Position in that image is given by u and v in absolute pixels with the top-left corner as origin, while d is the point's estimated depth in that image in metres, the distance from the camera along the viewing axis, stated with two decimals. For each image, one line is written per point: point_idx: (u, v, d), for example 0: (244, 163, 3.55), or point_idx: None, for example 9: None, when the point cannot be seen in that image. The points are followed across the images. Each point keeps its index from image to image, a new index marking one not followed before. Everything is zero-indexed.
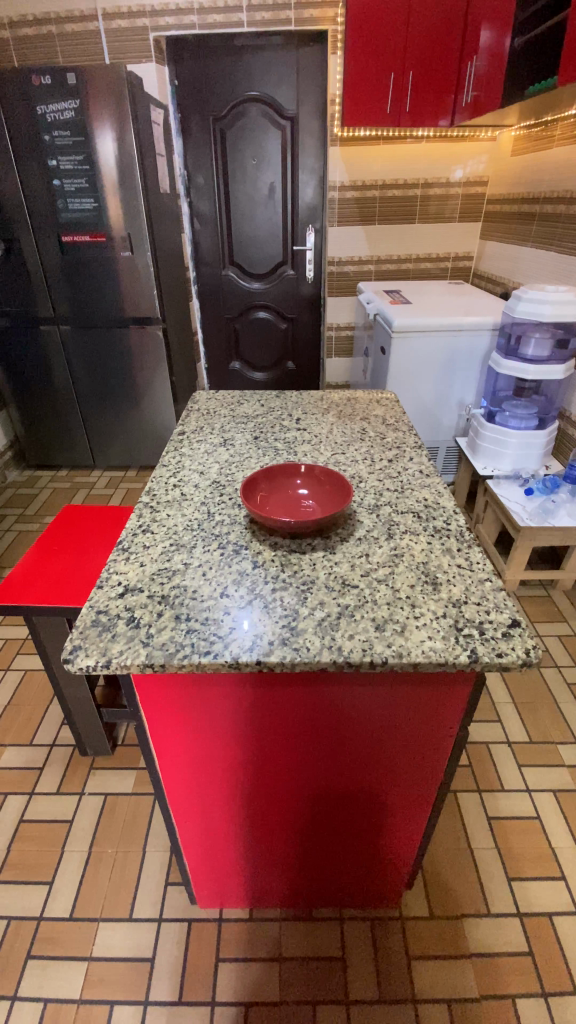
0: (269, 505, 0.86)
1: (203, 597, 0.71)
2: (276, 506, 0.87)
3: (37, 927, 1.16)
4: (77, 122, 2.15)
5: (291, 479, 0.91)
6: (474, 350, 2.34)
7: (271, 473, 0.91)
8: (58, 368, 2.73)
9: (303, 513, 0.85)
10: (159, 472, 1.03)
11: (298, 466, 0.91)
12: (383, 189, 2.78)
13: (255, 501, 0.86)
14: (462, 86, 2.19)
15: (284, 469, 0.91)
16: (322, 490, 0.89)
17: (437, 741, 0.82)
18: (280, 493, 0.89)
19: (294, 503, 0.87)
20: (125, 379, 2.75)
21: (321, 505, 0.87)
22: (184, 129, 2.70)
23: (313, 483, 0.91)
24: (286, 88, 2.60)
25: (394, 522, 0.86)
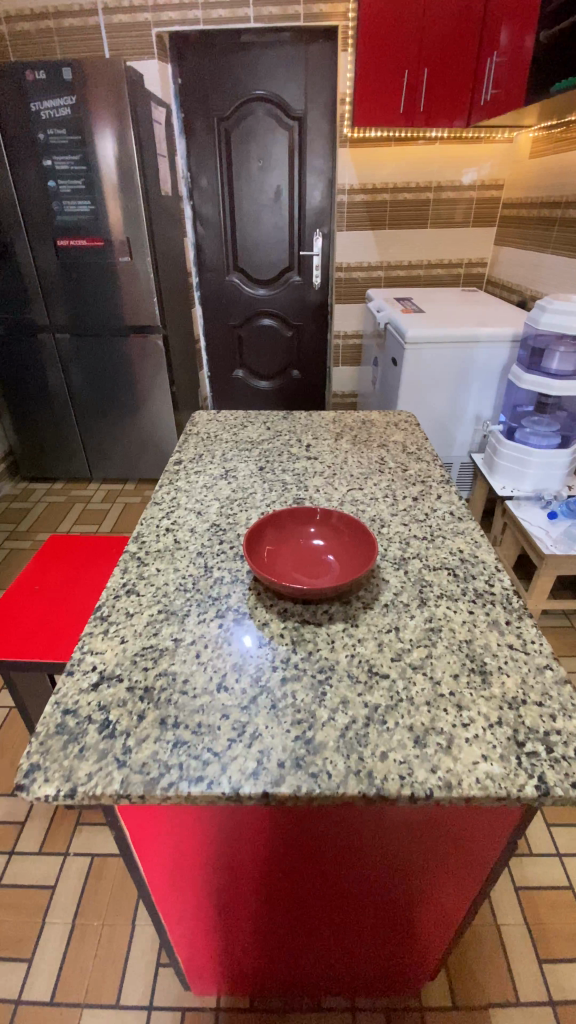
0: (277, 559, 0.72)
1: (195, 692, 0.57)
2: (285, 560, 0.73)
3: (13, 1015, 1.01)
4: (73, 120, 2.03)
5: (304, 525, 0.78)
6: (492, 363, 2.20)
7: (279, 518, 0.77)
8: (54, 377, 2.60)
9: (316, 572, 0.71)
10: (151, 511, 0.89)
11: (312, 512, 0.77)
12: (394, 192, 2.64)
13: (259, 553, 0.72)
14: (479, 85, 2.06)
15: (296, 513, 0.77)
16: (343, 542, 0.75)
17: (481, 852, 0.68)
18: (291, 543, 0.75)
19: (307, 556, 0.74)
20: (124, 388, 2.62)
21: (340, 563, 0.73)
22: (188, 130, 2.58)
23: (331, 531, 0.77)
24: (294, 88, 2.48)
25: (428, 583, 0.72)
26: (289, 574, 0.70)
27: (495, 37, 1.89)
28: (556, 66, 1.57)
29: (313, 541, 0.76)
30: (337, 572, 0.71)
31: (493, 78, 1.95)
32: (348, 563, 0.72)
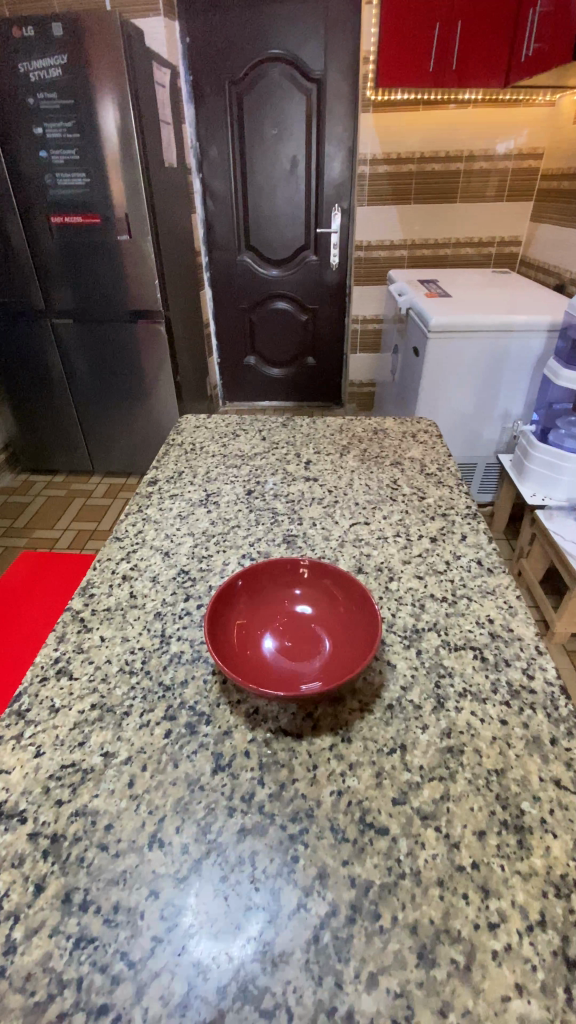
0: (251, 637, 0.55)
1: (118, 850, 0.42)
2: (263, 638, 0.55)
3: None
4: (65, 82, 1.78)
5: (286, 582, 0.60)
6: (525, 355, 1.97)
7: (253, 576, 0.59)
8: (55, 365, 2.36)
9: (305, 655, 0.54)
10: (108, 550, 0.73)
11: (299, 568, 0.60)
12: (421, 162, 2.36)
13: (229, 630, 0.55)
14: (520, 39, 1.79)
15: (275, 567, 0.60)
16: (338, 608, 0.58)
17: None
18: (269, 610, 0.58)
19: (291, 627, 0.57)
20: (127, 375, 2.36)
21: (336, 640, 0.55)
22: (197, 95, 2.35)
23: (323, 592, 0.59)
24: (312, 46, 2.23)
25: (446, 672, 0.55)
26: (269, 660, 0.54)
27: None
28: None
29: (298, 607, 0.59)
30: (331, 654, 0.54)
31: (537, 29, 1.68)
32: (348, 643, 0.54)
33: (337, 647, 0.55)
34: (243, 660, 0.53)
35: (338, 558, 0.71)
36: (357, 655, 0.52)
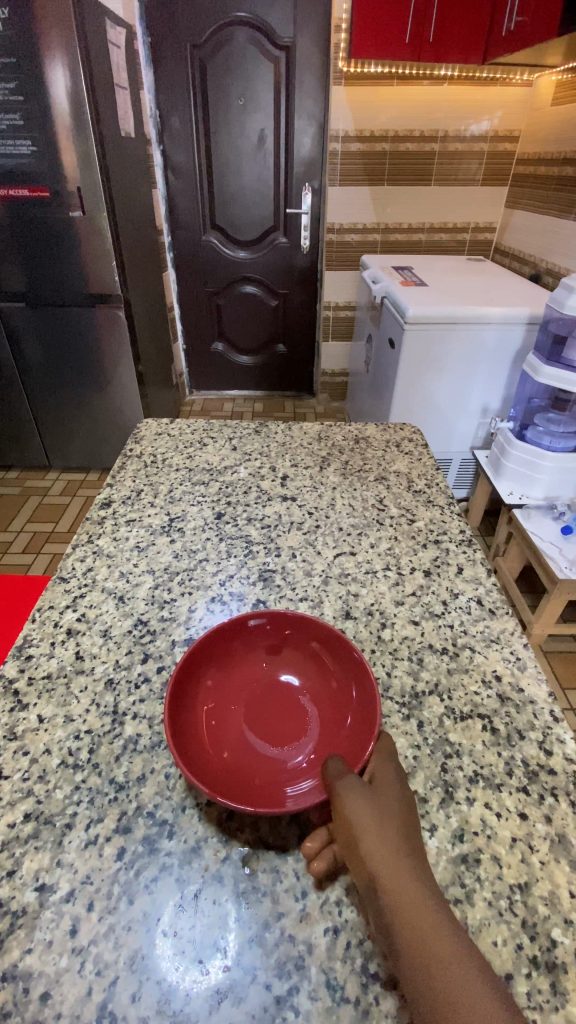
0: (226, 719, 0.48)
1: None
2: (240, 720, 0.48)
3: None
4: (5, 37, 1.57)
5: (266, 646, 0.53)
6: (502, 348, 1.90)
7: (224, 639, 0.51)
8: (4, 353, 2.15)
9: (290, 740, 0.47)
10: (51, 596, 0.62)
11: (281, 631, 0.53)
12: (395, 141, 2.24)
13: (198, 711, 0.47)
14: (499, 13, 1.68)
15: (251, 628, 0.52)
16: (329, 677, 0.50)
17: None
18: (247, 682, 0.51)
19: (273, 704, 0.50)
20: (84, 361, 2.17)
21: (327, 718, 0.48)
22: (156, 60, 2.16)
23: (311, 657, 0.52)
24: (280, 9, 2.06)
25: (453, 751, 0.47)
26: (249, 748, 0.46)
27: None
28: None
29: (282, 676, 0.52)
30: (321, 737, 0.47)
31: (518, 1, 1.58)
32: (343, 722, 0.47)
33: (329, 726, 0.47)
34: (215, 750, 0.45)
35: (323, 600, 0.62)
36: (352, 739, 0.44)
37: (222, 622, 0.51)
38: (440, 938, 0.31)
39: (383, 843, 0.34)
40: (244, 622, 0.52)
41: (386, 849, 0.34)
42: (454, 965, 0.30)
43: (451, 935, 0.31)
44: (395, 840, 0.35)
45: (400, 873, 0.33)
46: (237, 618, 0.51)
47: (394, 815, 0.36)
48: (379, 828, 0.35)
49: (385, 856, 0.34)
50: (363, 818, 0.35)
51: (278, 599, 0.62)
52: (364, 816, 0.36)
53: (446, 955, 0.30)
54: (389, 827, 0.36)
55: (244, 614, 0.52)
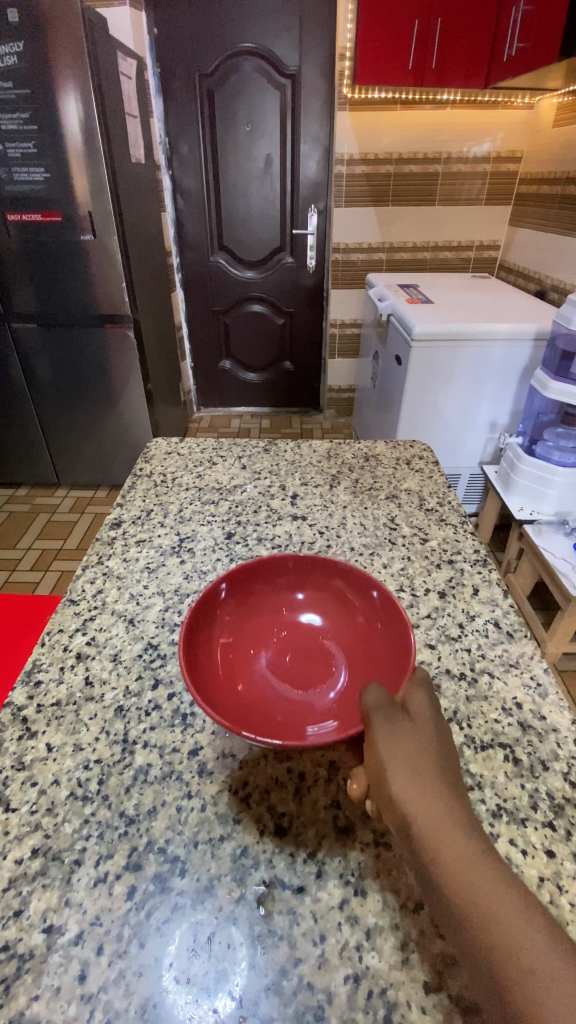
0: (249, 662, 0.53)
1: None
2: (272, 656, 0.54)
3: None
4: (21, 71, 1.62)
5: (281, 592, 0.59)
6: (510, 364, 1.90)
7: (239, 586, 0.56)
8: (16, 372, 2.18)
9: (321, 671, 0.53)
10: (60, 618, 0.61)
11: (304, 576, 0.59)
12: (399, 164, 2.28)
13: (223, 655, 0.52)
14: (501, 40, 1.72)
15: (265, 576, 0.58)
16: (349, 616, 0.56)
17: None
18: (275, 628, 0.57)
19: (294, 648, 0.55)
20: (93, 379, 2.19)
21: (351, 654, 0.54)
22: (165, 89, 2.22)
23: (327, 598, 0.58)
24: (286, 39, 2.12)
25: (475, 784, 0.45)
26: (282, 680, 0.52)
27: None
28: None
29: (305, 621, 0.58)
30: (346, 667, 0.52)
31: (520, 26, 1.60)
32: (368, 655, 0.53)
33: (353, 659, 0.53)
34: (243, 693, 0.50)
35: None
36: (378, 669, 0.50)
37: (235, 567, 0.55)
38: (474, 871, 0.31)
39: (413, 779, 0.36)
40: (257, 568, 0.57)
41: (416, 786, 0.35)
42: (487, 894, 0.31)
43: (484, 867, 0.32)
44: (428, 777, 0.36)
45: (435, 806, 0.34)
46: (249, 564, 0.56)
47: (427, 753, 0.37)
48: (409, 766, 0.36)
49: (419, 794, 0.35)
50: (395, 757, 0.36)
51: None
52: (394, 755, 0.37)
53: (478, 885, 0.31)
54: (422, 764, 0.37)
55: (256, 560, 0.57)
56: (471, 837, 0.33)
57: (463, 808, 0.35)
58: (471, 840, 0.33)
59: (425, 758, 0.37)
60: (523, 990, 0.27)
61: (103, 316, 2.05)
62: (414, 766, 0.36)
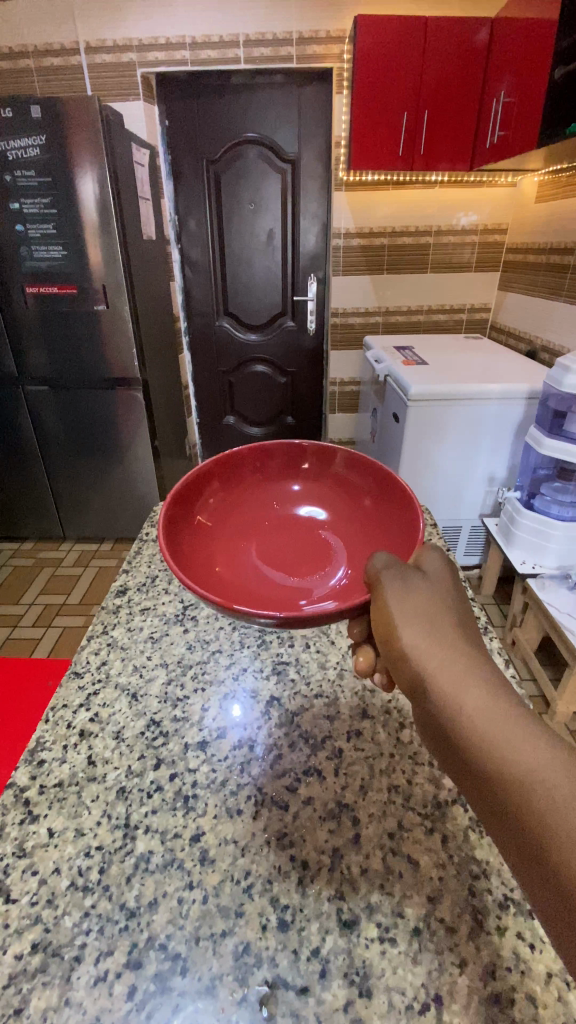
0: (253, 547, 0.66)
1: None
2: (279, 543, 0.67)
3: None
4: (43, 161, 1.78)
5: (273, 490, 0.73)
6: (505, 420, 1.96)
7: (227, 479, 0.71)
8: (27, 430, 2.26)
9: (323, 554, 0.66)
10: (64, 693, 0.61)
11: (302, 482, 0.74)
12: (392, 236, 2.44)
13: (226, 541, 0.66)
14: (483, 131, 1.89)
15: (251, 470, 0.73)
16: (346, 512, 0.70)
17: None
18: (281, 524, 0.70)
19: (297, 535, 0.69)
20: (102, 436, 2.27)
21: (342, 525, 0.69)
22: (176, 173, 2.41)
23: (318, 486, 0.73)
24: (287, 129, 2.31)
25: (481, 872, 0.44)
26: (290, 559, 0.65)
27: (499, 82, 1.76)
28: (570, 104, 1.33)
29: (308, 518, 0.71)
30: (343, 549, 0.66)
31: (500, 118, 1.76)
32: (361, 522, 0.68)
33: (343, 531, 0.69)
34: (255, 571, 0.63)
35: (339, 697, 0.60)
36: (375, 529, 0.65)
37: (220, 458, 0.70)
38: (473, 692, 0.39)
39: (419, 631, 0.43)
40: (242, 464, 0.72)
41: (423, 638, 0.43)
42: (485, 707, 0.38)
43: (481, 687, 0.39)
44: (432, 628, 0.44)
45: (454, 659, 0.41)
46: (234, 459, 0.71)
47: (429, 610, 0.45)
48: (416, 621, 0.44)
49: (437, 649, 0.42)
50: (403, 614, 0.44)
51: (293, 696, 0.60)
52: (403, 613, 0.44)
53: (477, 701, 0.38)
54: (427, 618, 0.44)
55: (240, 454, 0.72)
56: (469, 668, 0.41)
57: (462, 647, 0.42)
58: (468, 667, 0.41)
59: (428, 614, 0.45)
60: (510, 773, 0.35)
61: (113, 378, 2.14)
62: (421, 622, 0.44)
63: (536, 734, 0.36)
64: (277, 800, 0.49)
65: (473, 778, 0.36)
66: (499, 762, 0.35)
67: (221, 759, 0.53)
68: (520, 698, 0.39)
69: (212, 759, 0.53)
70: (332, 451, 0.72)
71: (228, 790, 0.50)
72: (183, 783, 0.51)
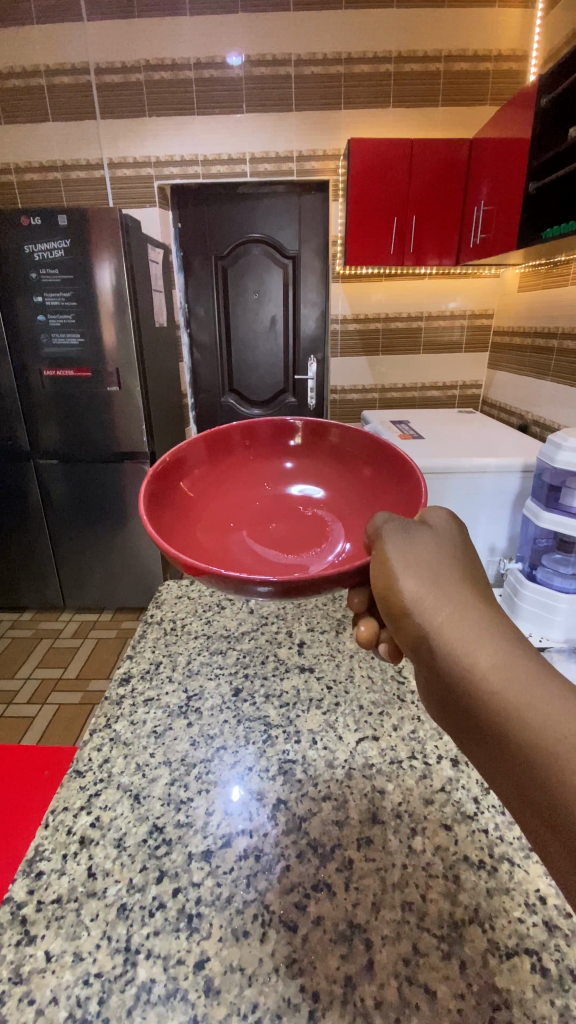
0: (251, 524, 0.68)
1: None
2: (276, 520, 0.69)
3: None
4: (67, 261, 1.95)
5: (265, 466, 0.73)
6: (502, 491, 2.01)
7: (216, 455, 0.69)
8: (35, 501, 2.32)
9: (321, 528, 0.68)
10: (65, 795, 0.60)
11: (294, 456, 0.73)
12: (386, 322, 2.63)
13: (225, 520, 0.67)
14: (466, 232, 2.09)
15: (240, 444, 0.72)
16: (341, 487, 0.70)
17: None
18: (275, 500, 0.72)
19: (293, 512, 0.70)
20: (108, 507, 2.32)
21: (336, 498, 0.70)
22: (186, 267, 2.63)
23: (311, 461, 0.73)
24: (288, 230, 2.54)
25: (502, 1004, 0.41)
26: (289, 535, 0.67)
27: (479, 192, 1.97)
28: (546, 212, 1.48)
29: (303, 495, 0.72)
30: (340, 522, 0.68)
31: (481, 222, 1.96)
32: (356, 496, 0.69)
33: (337, 506, 0.70)
34: (257, 545, 0.65)
35: (348, 799, 0.58)
36: (371, 504, 0.66)
37: (209, 434, 0.68)
38: (473, 636, 0.40)
39: (420, 582, 0.45)
40: (232, 439, 0.71)
41: (423, 588, 0.44)
42: (487, 650, 0.38)
43: (482, 632, 0.40)
44: (433, 578, 0.45)
45: (457, 605, 0.42)
46: (224, 435, 0.69)
47: (430, 563, 0.46)
48: (416, 572, 0.45)
49: (438, 593, 0.43)
50: (402, 566, 0.46)
51: (300, 797, 0.59)
52: (399, 564, 0.46)
53: (479, 644, 0.39)
54: (428, 570, 0.46)
55: (229, 430, 0.70)
56: (471, 614, 0.41)
57: (464, 596, 0.43)
58: (471, 614, 0.41)
59: (429, 567, 0.46)
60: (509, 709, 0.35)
61: (121, 452, 2.22)
62: (421, 573, 0.45)
63: (538, 673, 0.36)
64: (285, 920, 0.47)
65: (471, 711, 0.37)
66: (497, 695, 0.36)
67: (227, 872, 0.51)
68: (523, 642, 0.39)
69: (217, 872, 0.51)
70: (325, 427, 0.71)
71: (233, 908, 0.48)
72: (187, 901, 0.49)
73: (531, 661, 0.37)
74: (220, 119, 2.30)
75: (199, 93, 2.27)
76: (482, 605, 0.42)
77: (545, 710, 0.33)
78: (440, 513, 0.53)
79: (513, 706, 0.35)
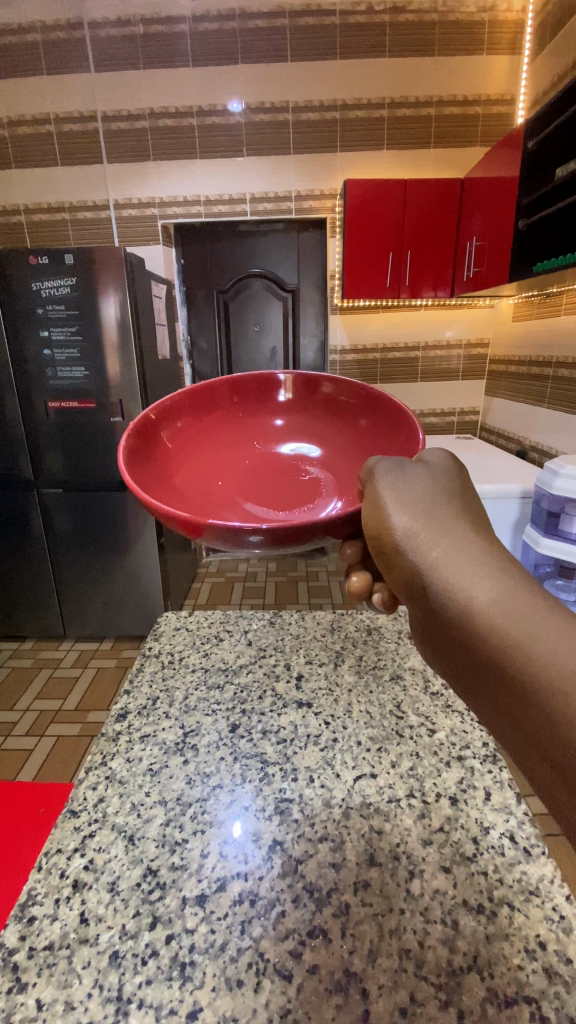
0: (244, 482, 0.70)
1: None
2: (268, 477, 0.71)
3: None
4: (73, 297, 2.01)
5: (254, 422, 0.73)
6: (502, 517, 2.01)
7: (201, 412, 0.70)
8: (38, 530, 2.33)
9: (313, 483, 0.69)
10: (60, 837, 0.59)
11: (283, 408, 0.73)
12: (384, 353, 2.69)
13: (217, 479, 0.69)
14: (460, 266, 2.16)
15: (226, 400, 0.72)
16: (332, 439, 0.71)
17: None
18: (265, 456, 0.73)
19: (285, 468, 0.72)
20: (110, 535, 2.33)
21: (327, 450, 0.71)
22: (189, 301, 2.71)
23: (300, 414, 0.73)
24: (287, 265, 2.63)
25: None
26: (281, 493, 0.69)
27: (471, 228, 2.04)
28: (536, 245, 1.53)
29: (294, 449, 0.73)
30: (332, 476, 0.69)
31: (475, 257, 2.02)
32: (347, 446, 0.69)
33: (328, 458, 0.71)
34: (250, 503, 0.67)
35: (345, 840, 0.58)
36: (363, 455, 0.67)
37: (193, 390, 0.68)
38: (471, 573, 0.39)
39: (415, 523, 0.45)
40: (218, 395, 0.71)
41: (419, 528, 0.44)
42: (485, 586, 0.38)
43: (481, 568, 0.40)
44: (427, 518, 0.45)
45: (454, 543, 0.42)
46: (209, 390, 0.70)
47: (423, 501, 0.47)
48: (410, 511, 0.46)
49: (433, 532, 0.44)
50: (395, 505, 0.46)
51: (297, 839, 0.58)
52: (391, 503, 0.47)
53: (477, 580, 0.39)
54: (421, 509, 0.46)
55: (214, 387, 0.70)
56: (469, 551, 0.41)
57: (461, 535, 0.43)
58: (469, 552, 0.41)
59: (420, 505, 0.46)
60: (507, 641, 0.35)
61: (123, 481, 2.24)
62: (416, 514, 0.46)
63: (539, 606, 0.36)
64: (280, 969, 0.46)
65: (468, 646, 0.37)
66: (495, 627, 0.36)
67: (221, 918, 0.50)
68: (524, 578, 0.38)
69: (211, 918, 0.50)
70: (314, 379, 0.71)
71: (227, 957, 0.47)
72: (180, 949, 0.48)
73: (531, 594, 0.37)
74: (221, 162, 2.41)
75: (201, 138, 2.38)
76: (481, 544, 0.42)
77: (545, 639, 0.33)
78: (437, 458, 0.53)
79: (512, 637, 0.34)
